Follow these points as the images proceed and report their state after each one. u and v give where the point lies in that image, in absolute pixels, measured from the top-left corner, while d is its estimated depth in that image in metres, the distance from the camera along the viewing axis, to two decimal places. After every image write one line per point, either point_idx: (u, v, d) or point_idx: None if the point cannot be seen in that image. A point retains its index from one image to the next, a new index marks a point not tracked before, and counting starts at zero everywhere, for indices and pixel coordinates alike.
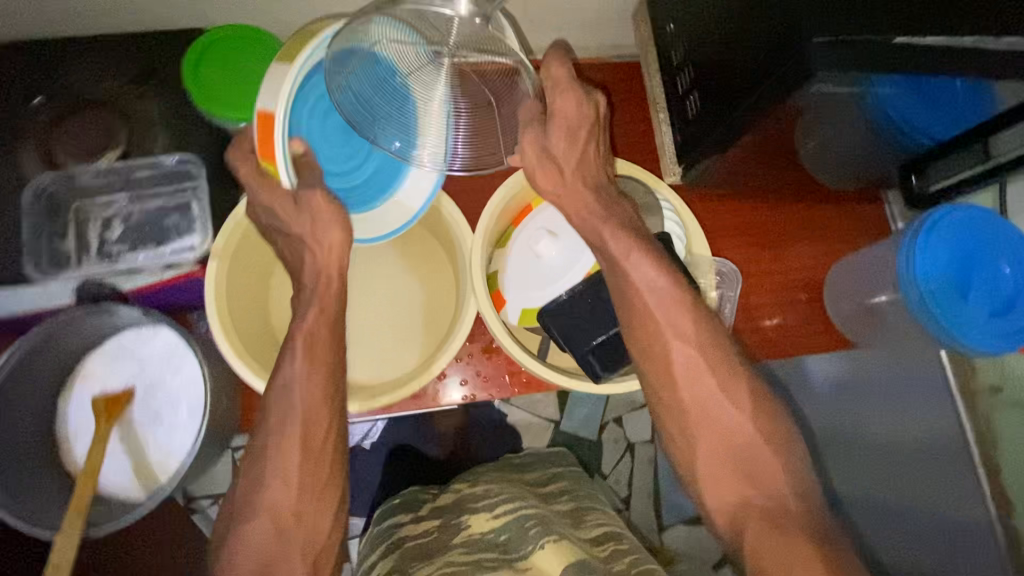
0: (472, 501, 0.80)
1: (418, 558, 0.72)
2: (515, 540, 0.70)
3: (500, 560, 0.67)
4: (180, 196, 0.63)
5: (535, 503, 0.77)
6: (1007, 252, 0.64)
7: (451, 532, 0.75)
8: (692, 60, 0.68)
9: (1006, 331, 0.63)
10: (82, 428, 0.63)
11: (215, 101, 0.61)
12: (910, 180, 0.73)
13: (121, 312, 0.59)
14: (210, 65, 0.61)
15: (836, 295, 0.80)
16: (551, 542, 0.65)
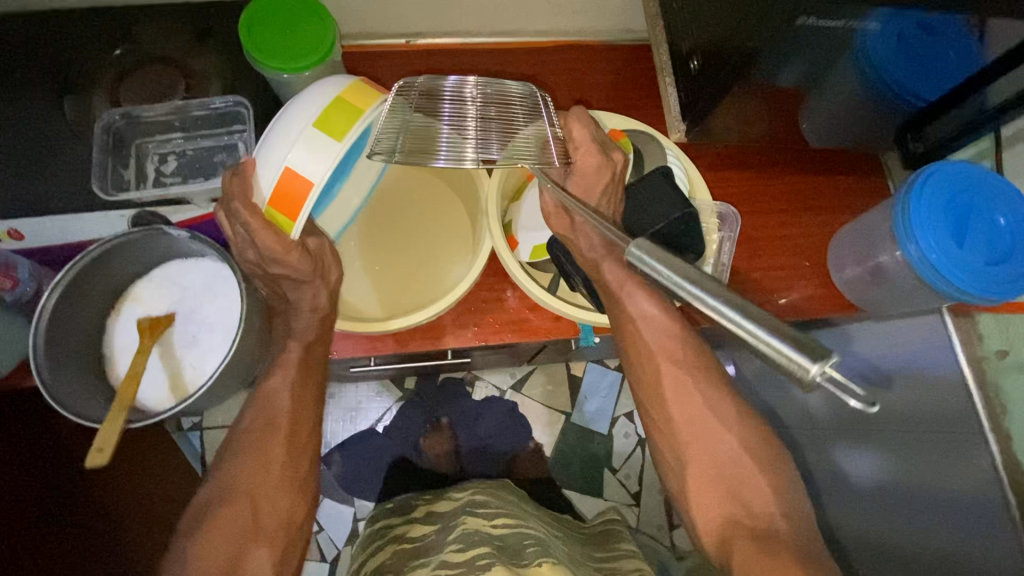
0: (470, 509, 0.92)
1: (415, 553, 0.85)
2: (511, 548, 0.80)
3: (501, 555, 0.77)
4: (230, 137, 0.69)
5: (530, 528, 0.87)
6: (1000, 207, 0.67)
7: (447, 532, 0.87)
8: (691, 31, 0.77)
9: (1002, 278, 0.65)
10: (131, 341, 0.68)
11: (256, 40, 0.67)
12: (907, 139, 0.80)
13: (172, 232, 0.64)
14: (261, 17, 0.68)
15: (840, 260, 0.83)
16: (546, 563, 0.75)
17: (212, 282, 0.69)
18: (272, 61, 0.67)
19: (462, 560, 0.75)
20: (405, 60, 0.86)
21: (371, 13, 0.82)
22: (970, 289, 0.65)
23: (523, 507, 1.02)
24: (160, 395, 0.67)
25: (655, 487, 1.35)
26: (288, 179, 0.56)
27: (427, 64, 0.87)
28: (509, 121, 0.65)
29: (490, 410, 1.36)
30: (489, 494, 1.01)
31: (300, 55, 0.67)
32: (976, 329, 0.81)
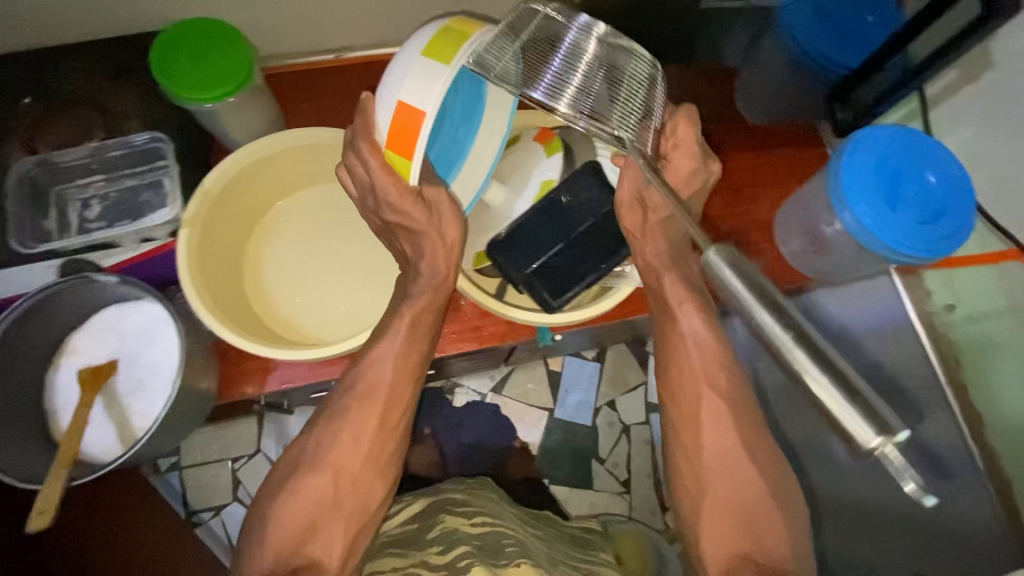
0: (449, 507, 0.90)
1: (394, 542, 0.83)
2: (490, 547, 0.78)
3: (479, 554, 0.75)
4: (153, 174, 0.69)
5: (507, 526, 0.86)
6: (931, 164, 0.68)
7: (426, 528, 0.85)
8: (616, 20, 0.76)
9: (937, 236, 0.66)
10: (73, 393, 0.66)
11: (182, 77, 0.65)
12: (835, 109, 0.80)
13: (100, 279, 0.62)
14: (174, 58, 0.66)
15: (785, 232, 0.84)
16: (524, 563, 0.72)
17: (150, 324, 0.67)
18: (199, 92, 0.65)
19: (444, 560, 0.74)
20: (333, 75, 0.84)
21: (294, 30, 0.80)
22: (906, 250, 0.66)
23: (505, 509, 0.99)
24: (108, 446, 0.65)
25: (645, 475, 1.35)
26: (401, 113, 0.55)
27: (357, 75, 0.84)
28: (615, 89, 0.60)
29: (472, 415, 1.35)
30: (474, 494, 0.96)
31: (227, 70, 0.66)
32: (924, 285, 0.83)
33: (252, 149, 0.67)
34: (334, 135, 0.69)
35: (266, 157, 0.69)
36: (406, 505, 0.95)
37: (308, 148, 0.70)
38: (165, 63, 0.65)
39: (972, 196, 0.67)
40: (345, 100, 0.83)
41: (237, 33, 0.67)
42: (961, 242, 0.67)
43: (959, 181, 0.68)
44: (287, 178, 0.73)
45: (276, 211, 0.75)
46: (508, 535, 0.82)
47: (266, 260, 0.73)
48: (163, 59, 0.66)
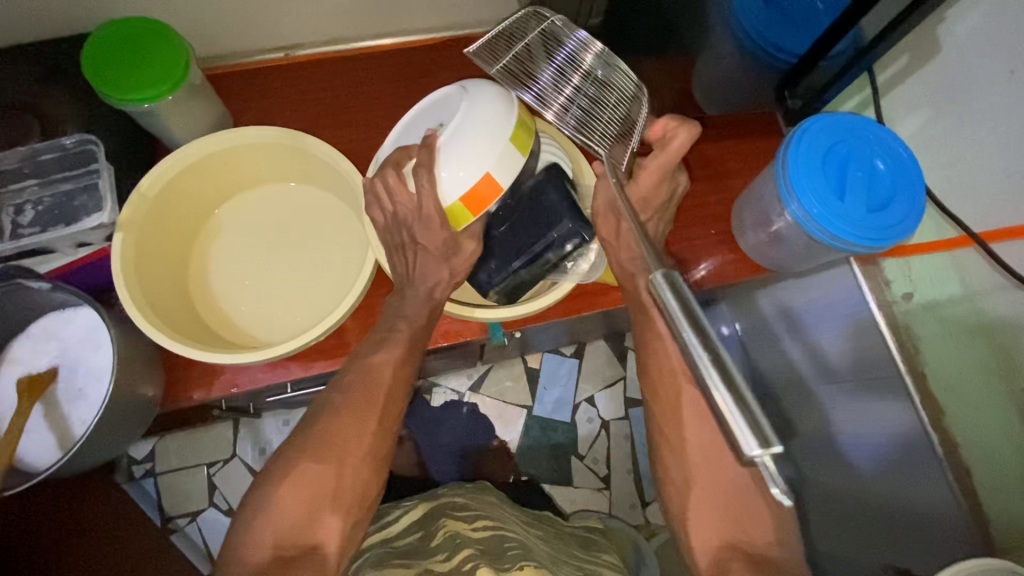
0: (450, 512, 0.87)
1: (398, 553, 0.78)
2: (493, 550, 0.74)
3: (482, 556, 0.71)
4: (89, 177, 0.65)
5: (511, 531, 0.81)
6: (878, 151, 0.68)
7: (429, 536, 0.81)
8: None
9: (885, 222, 0.66)
10: (12, 400, 0.65)
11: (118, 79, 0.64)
12: (785, 97, 0.80)
13: (33, 284, 0.61)
14: (104, 62, 0.64)
15: (741, 225, 0.83)
16: (530, 565, 0.68)
17: (90, 329, 0.66)
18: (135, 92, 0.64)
19: (448, 568, 0.69)
20: (282, 72, 0.83)
21: (239, 27, 0.79)
22: (854, 237, 0.65)
23: (505, 511, 0.96)
24: (49, 452, 0.64)
25: (625, 471, 1.33)
26: (480, 182, 0.60)
27: (306, 72, 0.83)
28: (597, 107, 0.63)
29: (449, 415, 1.34)
30: (478, 500, 0.94)
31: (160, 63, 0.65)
32: (883, 275, 0.82)
33: (187, 149, 0.67)
34: (273, 135, 0.69)
35: (204, 159, 0.69)
36: (400, 514, 0.91)
37: (247, 149, 0.70)
38: (95, 68, 0.64)
39: (920, 181, 0.67)
40: (294, 96, 0.82)
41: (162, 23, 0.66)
42: (912, 228, 0.66)
43: (906, 167, 0.67)
44: (230, 175, 0.72)
45: (225, 209, 0.75)
46: (514, 541, 0.77)
47: (212, 259, 0.73)
48: (93, 66, 0.64)
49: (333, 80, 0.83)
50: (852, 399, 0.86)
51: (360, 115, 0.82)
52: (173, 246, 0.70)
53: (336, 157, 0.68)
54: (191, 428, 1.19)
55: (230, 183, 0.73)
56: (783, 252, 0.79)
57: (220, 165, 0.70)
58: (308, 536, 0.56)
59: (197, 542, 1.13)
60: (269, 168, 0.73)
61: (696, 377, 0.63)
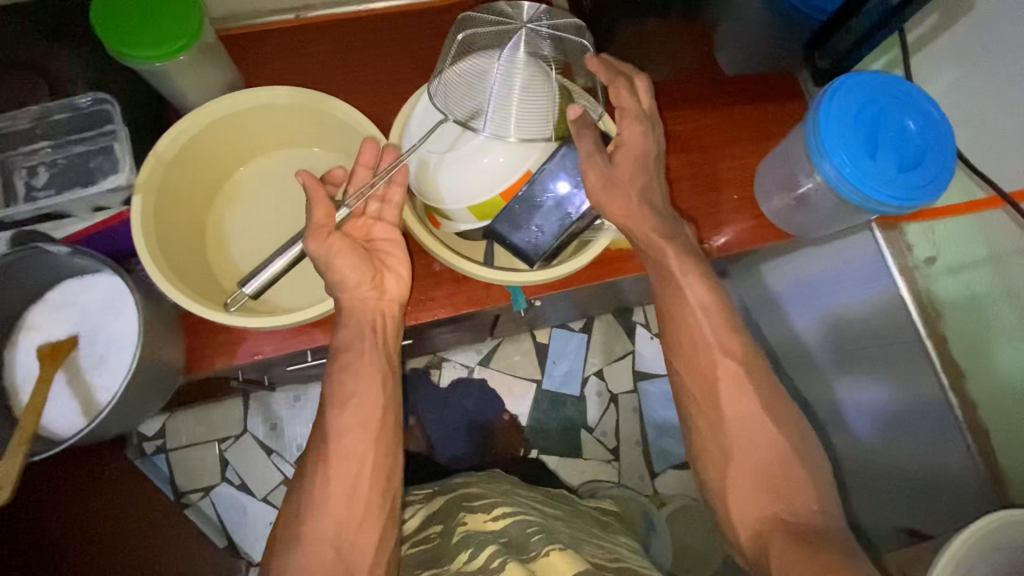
0: (466, 503, 0.82)
1: (428, 553, 0.76)
2: (515, 541, 0.70)
3: (505, 553, 0.67)
4: (103, 139, 0.63)
5: (530, 514, 0.78)
6: (910, 111, 0.66)
7: (448, 534, 0.77)
8: None
9: (915, 183, 0.65)
10: (33, 369, 0.64)
11: (128, 39, 0.62)
12: (814, 57, 0.78)
13: (52, 249, 0.60)
14: (116, 22, 0.62)
15: (765, 189, 0.82)
16: (557, 550, 0.66)
17: (111, 293, 0.64)
18: (144, 52, 0.62)
19: (474, 568, 0.66)
20: (295, 35, 0.80)
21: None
22: (885, 198, 0.65)
23: (518, 494, 0.92)
24: (73, 420, 0.63)
25: (634, 443, 1.34)
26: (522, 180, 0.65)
27: (317, 34, 0.81)
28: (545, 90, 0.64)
29: (460, 390, 1.34)
30: (489, 487, 0.90)
31: (172, 21, 0.63)
32: (905, 240, 0.82)
33: (201, 110, 0.64)
34: (293, 96, 0.66)
35: (221, 120, 0.66)
36: (416, 513, 0.88)
37: (266, 109, 0.68)
38: (104, 27, 0.62)
39: (950, 143, 0.66)
40: (307, 59, 0.79)
41: None
42: (940, 189, 0.65)
43: (938, 129, 0.66)
44: (249, 136, 0.70)
45: (241, 170, 0.73)
46: (536, 530, 0.73)
47: (226, 224, 0.71)
48: (106, 29, 0.62)
49: (347, 44, 0.80)
50: (868, 363, 0.90)
51: (375, 80, 0.79)
52: (189, 209, 0.68)
53: (355, 115, 0.66)
54: (203, 404, 1.18)
55: (249, 144, 0.71)
56: (809, 215, 0.78)
57: (239, 126, 0.68)
58: (345, 500, 0.56)
59: (213, 517, 1.13)
60: (287, 133, 0.72)
61: (712, 345, 0.63)
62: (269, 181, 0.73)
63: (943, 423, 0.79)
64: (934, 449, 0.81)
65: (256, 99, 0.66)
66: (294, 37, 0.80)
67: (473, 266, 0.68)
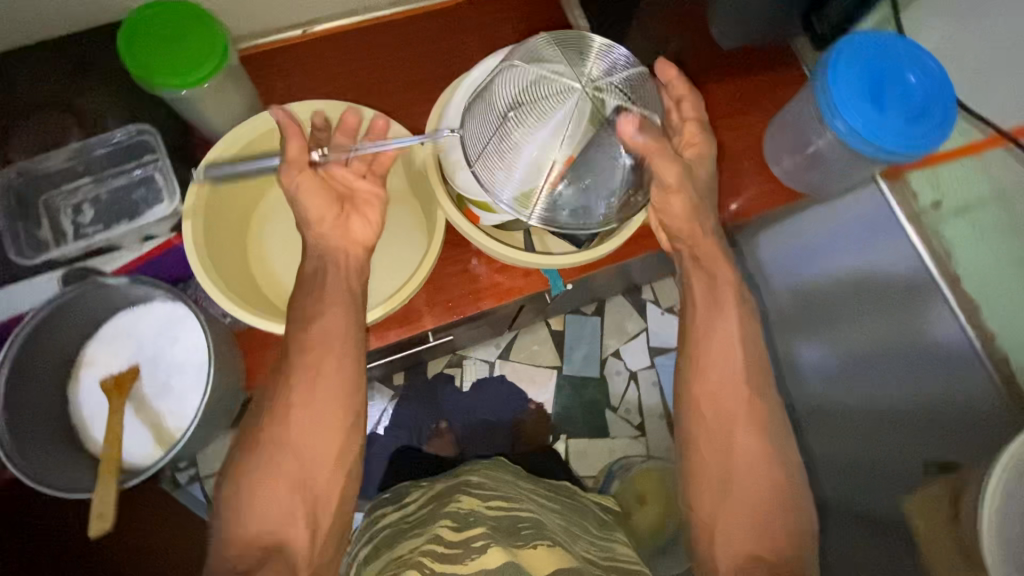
0: (465, 485, 0.79)
1: (413, 524, 0.74)
2: (505, 527, 0.68)
3: (492, 534, 0.64)
4: (143, 169, 0.67)
5: (528, 508, 0.74)
6: (910, 65, 0.70)
7: (440, 509, 0.74)
8: None
9: (923, 132, 0.69)
10: (97, 405, 0.65)
11: (155, 68, 0.62)
12: (812, 24, 0.82)
13: (111, 282, 0.61)
14: (144, 53, 0.62)
15: (776, 152, 0.85)
16: (545, 545, 0.64)
17: (166, 318, 0.65)
18: (173, 80, 0.62)
19: (458, 543, 0.63)
20: (308, 51, 0.81)
21: (261, 7, 0.77)
22: (898, 150, 0.68)
23: (520, 484, 0.88)
24: (144, 450, 0.64)
25: (658, 416, 1.36)
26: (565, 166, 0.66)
27: (329, 48, 0.81)
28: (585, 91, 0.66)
29: (484, 385, 1.35)
30: (489, 474, 0.86)
31: (197, 47, 0.63)
32: (910, 188, 0.87)
33: (236, 130, 0.65)
34: (324, 108, 0.68)
35: (255, 140, 0.67)
36: (411, 495, 0.85)
37: (298, 124, 0.69)
38: (130, 60, 0.62)
39: (951, 91, 0.70)
40: (323, 73, 0.80)
41: (193, 6, 0.64)
42: (946, 136, 0.70)
43: (938, 80, 0.69)
44: (281, 154, 0.71)
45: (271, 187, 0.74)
46: (528, 521, 0.69)
47: (260, 242, 0.72)
48: (135, 61, 0.62)
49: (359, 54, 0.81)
50: (849, 319, 0.95)
51: (392, 88, 0.81)
52: (229, 229, 0.69)
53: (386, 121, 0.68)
54: None
55: (282, 161, 0.72)
56: (822, 174, 0.83)
57: (273, 144, 0.69)
58: None
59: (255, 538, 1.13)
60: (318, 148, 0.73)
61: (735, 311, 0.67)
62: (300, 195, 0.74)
63: (962, 358, 0.82)
64: (914, 391, 0.86)
65: None
66: (308, 52, 0.81)
67: (516, 253, 0.70)
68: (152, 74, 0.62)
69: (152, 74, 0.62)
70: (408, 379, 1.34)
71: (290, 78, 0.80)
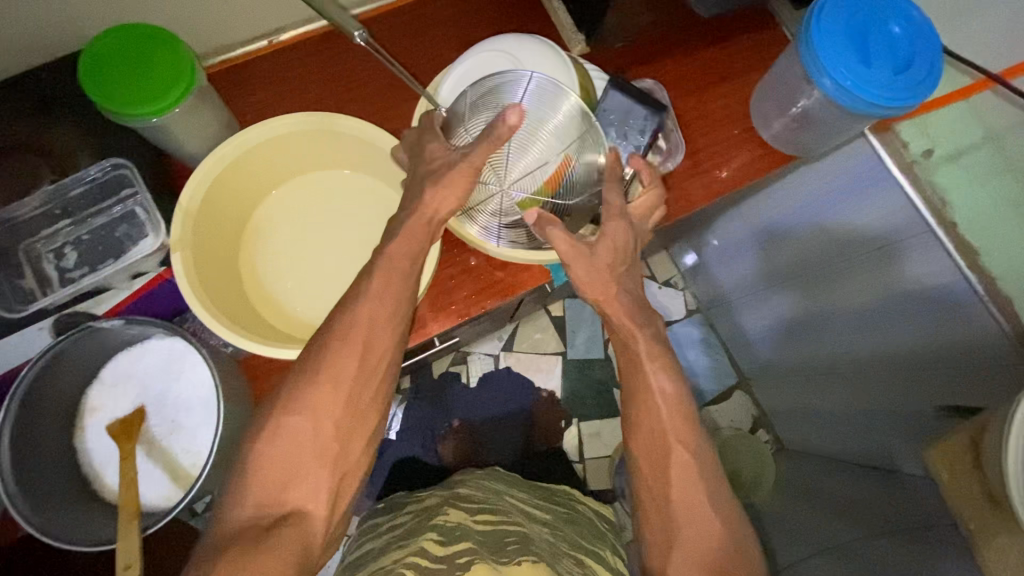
0: (455, 501, 0.81)
1: (401, 535, 0.76)
2: (493, 543, 0.69)
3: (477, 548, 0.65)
4: (123, 205, 0.64)
5: (514, 523, 0.75)
6: (893, 17, 0.69)
7: (428, 521, 0.76)
8: None
9: (913, 83, 0.68)
10: (108, 452, 0.63)
11: (124, 98, 0.60)
12: None
13: (105, 325, 0.59)
14: (110, 83, 0.60)
15: (764, 117, 0.84)
16: (527, 560, 0.62)
17: (168, 355, 0.64)
18: (144, 108, 0.59)
19: (443, 554, 0.64)
20: (277, 61, 0.78)
21: (225, 21, 0.74)
22: (889, 103, 0.68)
23: (509, 494, 0.89)
24: (161, 492, 0.63)
25: None
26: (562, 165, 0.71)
27: (300, 55, 0.78)
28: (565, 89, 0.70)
29: (491, 379, 1.34)
30: (479, 489, 0.88)
31: (164, 70, 0.60)
32: (899, 139, 0.85)
33: (216, 155, 0.63)
34: (301, 121, 0.66)
35: (234, 162, 0.65)
36: (407, 506, 0.87)
37: (277, 141, 0.66)
38: (96, 91, 0.59)
39: (937, 40, 0.69)
40: (296, 83, 0.78)
41: (156, 28, 0.61)
42: (935, 85, 0.69)
43: (922, 30, 0.69)
44: (262, 173, 0.69)
45: (255, 209, 0.71)
46: (515, 537, 0.70)
47: (251, 267, 0.70)
48: (101, 92, 0.60)
49: (331, 59, 0.78)
50: (835, 280, 0.99)
51: (366, 90, 0.78)
52: (218, 258, 0.66)
53: (366, 127, 0.66)
54: None
55: (263, 181, 0.70)
56: (812, 134, 0.82)
57: (253, 164, 0.67)
58: None
59: None
60: (301, 159, 0.71)
61: None
62: (288, 213, 0.72)
63: (964, 301, 0.80)
64: (895, 344, 0.92)
65: (271, 131, 0.65)
66: (279, 62, 0.78)
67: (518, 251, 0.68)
68: (121, 104, 0.59)
69: (121, 103, 0.59)
70: (414, 382, 1.33)
71: (263, 92, 0.77)
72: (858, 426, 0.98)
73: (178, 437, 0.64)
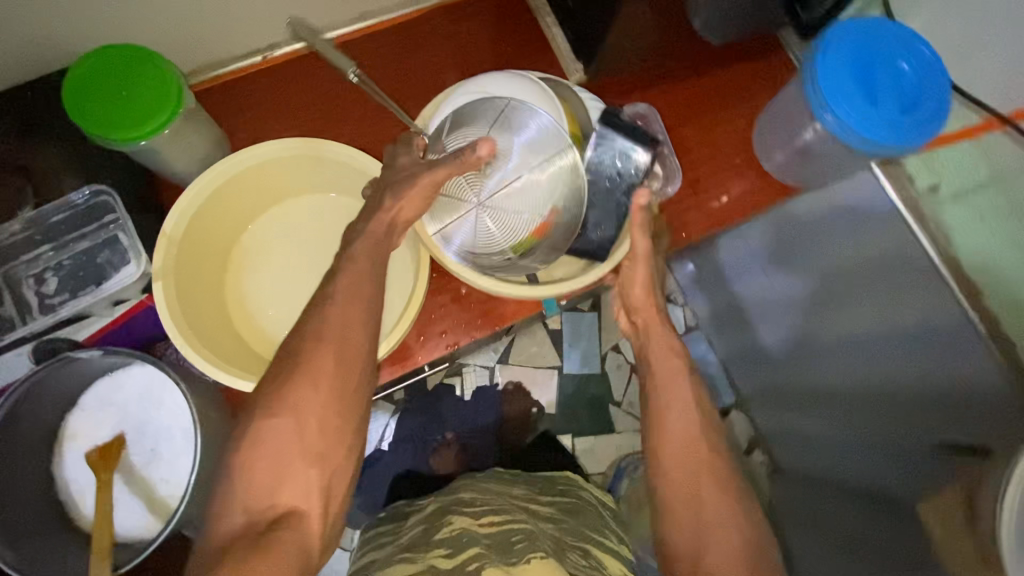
0: (459, 507, 0.78)
1: (407, 544, 0.73)
2: (500, 545, 0.66)
3: (486, 553, 0.62)
4: (107, 231, 0.64)
5: (522, 519, 0.72)
6: (900, 52, 0.67)
7: (434, 527, 0.73)
8: None
9: (919, 121, 0.66)
10: (86, 480, 0.63)
11: (109, 122, 0.58)
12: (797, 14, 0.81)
13: (82, 355, 0.58)
14: (95, 106, 0.58)
15: (766, 148, 0.83)
16: (537, 556, 0.60)
17: (148, 382, 0.63)
18: (130, 131, 0.58)
19: (451, 565, 0.62)
20: (269, 80, 0.77)
21: (219, 40, 0.73)
22: (893, 142, 0.66)
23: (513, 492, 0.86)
24: (139, 521, 0.62)
25: None
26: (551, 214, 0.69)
27: (292, 74, 0.77)
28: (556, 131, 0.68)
29: None
30: (485, 489, 0.84)
31: (151, 92, 0.59)
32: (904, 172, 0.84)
33: (202, 180, 0.62)
34: (290, 146, 0.64)
35: (221, 187, 0.64)
36: (415, 513, 0.85)
37: (265, 167, 0.65)
38: (81, 115, 0.58)
39: (946, 78, 0.67)
40: (288, 103, 0.76)
41: (143, 48, 0.60)
42: (942, 124, 0.67)
43: (931, 66, 0.67)
44: (249, 198, 0.67)
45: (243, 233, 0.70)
46: (523, 535, 0.68)
47: (239, 292, 0.69)
48: (86, 115, 0.58)
49: (324, 79, 0.77)
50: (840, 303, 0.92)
51: (359, 110, 0.76)
52: (203, 285, 0.65)
53: (356, 156, 0.65)
54: None
55: (251, 205, 0.69)
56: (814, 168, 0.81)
57: (241, 189, 0.66)
58: None
59: None
60: (290, 183, 0.69)
61: None
62: (275, 238, 0.71)
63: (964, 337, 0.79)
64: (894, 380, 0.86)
65: (259, 156, 0.64)
66: (271, 80, 0.77)
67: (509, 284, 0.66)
68: (107, 128, 0.58)
69: (107, 127, 0.58)
70: None
71: (252, 111, 0.76)
72: (856, 455, 0.91)
73: (157, 465, 0.63)
